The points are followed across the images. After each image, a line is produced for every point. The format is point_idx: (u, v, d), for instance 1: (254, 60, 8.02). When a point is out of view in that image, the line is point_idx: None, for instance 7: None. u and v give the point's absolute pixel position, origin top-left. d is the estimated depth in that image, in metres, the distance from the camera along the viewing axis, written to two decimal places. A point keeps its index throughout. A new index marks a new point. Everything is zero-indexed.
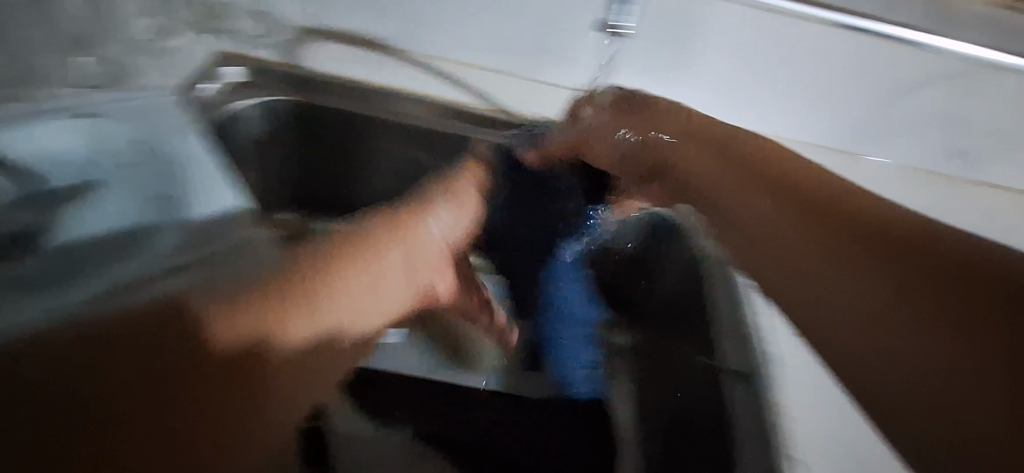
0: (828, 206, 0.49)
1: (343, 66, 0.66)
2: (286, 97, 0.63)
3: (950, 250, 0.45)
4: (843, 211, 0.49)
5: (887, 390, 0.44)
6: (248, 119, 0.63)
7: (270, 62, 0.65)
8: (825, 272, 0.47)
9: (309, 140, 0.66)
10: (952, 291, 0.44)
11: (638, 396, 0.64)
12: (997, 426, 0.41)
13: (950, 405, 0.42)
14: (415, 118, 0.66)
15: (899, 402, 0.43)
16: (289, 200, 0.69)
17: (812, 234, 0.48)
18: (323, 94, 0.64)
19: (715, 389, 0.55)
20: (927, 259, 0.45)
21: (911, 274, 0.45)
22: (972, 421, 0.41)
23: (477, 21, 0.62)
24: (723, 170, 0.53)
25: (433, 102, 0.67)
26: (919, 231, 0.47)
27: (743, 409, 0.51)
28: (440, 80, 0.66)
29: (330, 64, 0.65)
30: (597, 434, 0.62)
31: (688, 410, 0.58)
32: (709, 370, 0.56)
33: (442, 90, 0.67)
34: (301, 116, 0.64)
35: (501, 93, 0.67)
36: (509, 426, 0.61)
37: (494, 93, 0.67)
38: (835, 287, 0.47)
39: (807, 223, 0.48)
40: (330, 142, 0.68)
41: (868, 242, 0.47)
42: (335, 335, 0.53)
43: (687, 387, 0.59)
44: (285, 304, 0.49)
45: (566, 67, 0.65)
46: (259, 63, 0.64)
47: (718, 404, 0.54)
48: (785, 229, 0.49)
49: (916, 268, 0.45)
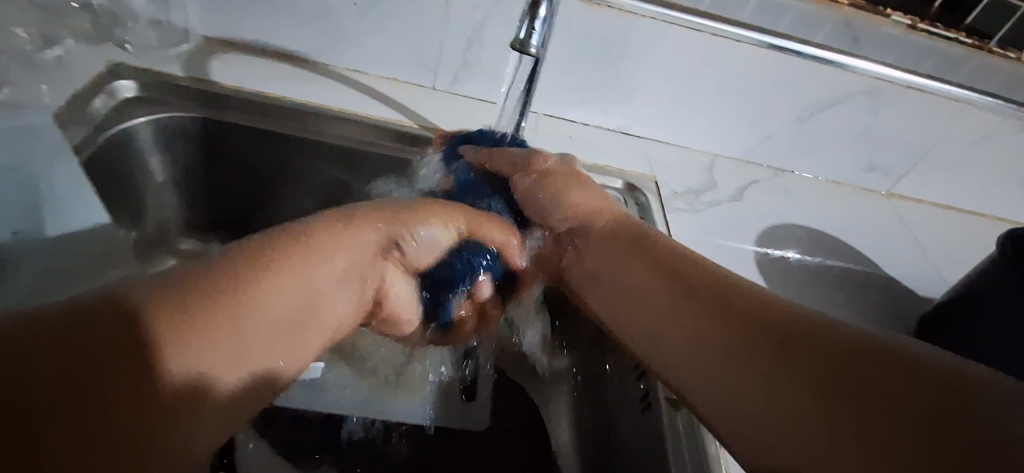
0: (685, 258, 0.45)
1: (252, 78, 0.61)
2: (188, 113, 0.57)
3: (809, 323, 0.36)
4: (682, 263, 0.45)
5: (730, 391, 0.37)
6: (143, 138, 0.56)
7: (170, 74, 0.59)
8: (677, 322, 0.42)
9: (214, 161, 0.60)
10: (774, 341, 0.36)
11: (571, 404, 0.62)
12: (817, 446, 0.32)
13: (775, 413, 0.34)
14: (329, 138, 0.60)
15: (754, 412, 0.35)
16: (208, 226, 0.65)
17: (648, 275, 0.46)
18: (228, 110, 0.58)
19: (623, 408, 0.54)
20: (787, 334, 0.36)
21: (752, 322, 0.38)
22: (786, 425, 0.34)
23: (399, 36, 0.62)
24: (612, 244, 0.49)
25: (405, 122, 0.63)
26: (797, 315, 0.37)
27: (641, 429, 0.51)
28: (361, 94, 0.63)
29: (238, 76, 0.61)
30: (531, 445, 0.59)
31: (610, 418, 0.56)
32: (625, 391, 0.54)
33: (362, 106, 0.62)
34: (207, 134, 0.58)
35: (436, 111, 0.65)
36: (430, 450, 0.57)
37: (434, 112, 0.65)
38: (676, 331, 0.42)
39: (656, 277, 0.45)
40: (285, 169, 0.61)
41: (729, 304, 0.40)
42: (234, 368, 0.33)
43: (606, 393, 0.57)
44: (190, 311, 0.31)
45: (483, 83, 0.65)
46: (157, 76, 0.58)
47: (625, 425, 0.54)
48: (665, 312, 0.43)
49: (782, 343, 0.36)
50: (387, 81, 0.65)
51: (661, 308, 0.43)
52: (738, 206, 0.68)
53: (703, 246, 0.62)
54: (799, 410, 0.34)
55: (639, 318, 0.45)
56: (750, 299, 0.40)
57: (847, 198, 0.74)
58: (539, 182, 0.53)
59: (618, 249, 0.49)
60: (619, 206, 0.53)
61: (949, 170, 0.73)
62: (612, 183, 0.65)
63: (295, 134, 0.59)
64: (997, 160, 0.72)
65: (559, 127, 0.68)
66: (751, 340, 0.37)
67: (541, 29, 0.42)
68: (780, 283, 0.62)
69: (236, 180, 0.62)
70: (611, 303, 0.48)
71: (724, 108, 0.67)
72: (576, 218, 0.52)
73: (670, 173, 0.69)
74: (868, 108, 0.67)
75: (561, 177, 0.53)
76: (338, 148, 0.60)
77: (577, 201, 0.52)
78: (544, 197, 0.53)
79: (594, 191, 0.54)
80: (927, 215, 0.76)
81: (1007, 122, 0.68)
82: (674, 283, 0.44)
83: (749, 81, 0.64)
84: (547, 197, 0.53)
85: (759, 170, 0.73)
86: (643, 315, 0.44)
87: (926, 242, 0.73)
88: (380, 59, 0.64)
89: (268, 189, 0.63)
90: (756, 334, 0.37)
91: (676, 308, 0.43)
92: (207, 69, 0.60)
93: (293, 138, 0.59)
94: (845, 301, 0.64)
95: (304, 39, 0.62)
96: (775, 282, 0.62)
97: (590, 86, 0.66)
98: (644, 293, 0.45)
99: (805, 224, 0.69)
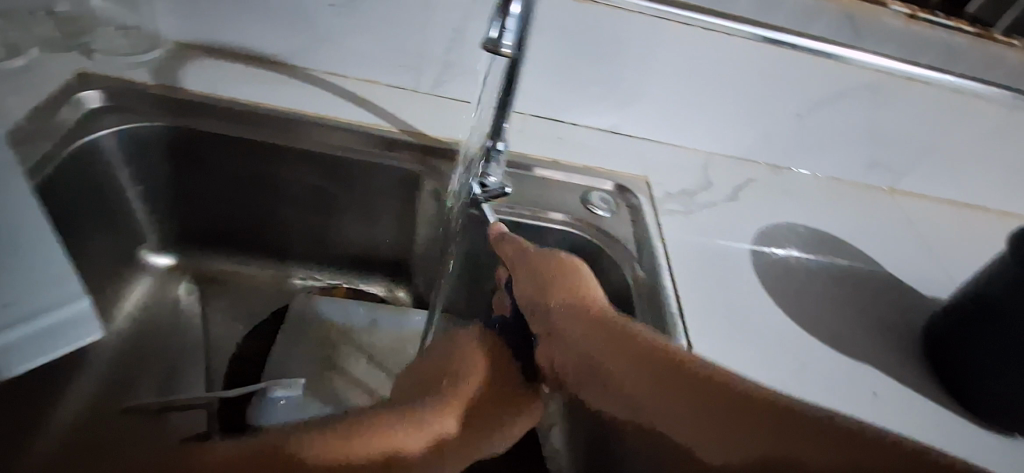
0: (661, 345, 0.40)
1: (227, 84, 0.59)
2: (156, 122, 0.55)
3: (798, 416, 0.32)
4: (662, 348, 0.40)
5: None
6: (109, 150, 0.54)
7: (141, 82, 0.57)
8: (666, 411, 0.37)
9: (189, 172, 0.58)
10: (760, 422, 0.33)
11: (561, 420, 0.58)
12: None
13: None
14: (306, 144, 0.57)
15: None
16: (183, 238, 0.63)
17: (624, 359, 0.40)
18: (200, 117, 0.56)
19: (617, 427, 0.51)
20: (775, 421, 0.32)
21: (730, 403, 0.35)
22: None
23: (378, 36, 0.59)
24: (578, 322, 0.44)
25: (384, 124, 0.60)
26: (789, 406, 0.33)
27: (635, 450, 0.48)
28: (340, 98, 0.61)
29: (211, 82, 0.59)
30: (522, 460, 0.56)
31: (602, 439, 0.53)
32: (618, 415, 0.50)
33: (340, 110, 0.60)
34: (177, 143, 0.56)
35: (417, 113, 0.63)
36: None
37: (415, 113, 0.62)
38: (658, 418, 0.38)
39: (630, 360, 0.40)
40: (259, 177, 0.59)
41: (706, 390, 0.36)
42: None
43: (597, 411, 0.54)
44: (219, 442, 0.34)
45: (465, 84, 0.63)
46: (128, 84, 0.57)
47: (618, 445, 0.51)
48: (652, 400, 0.38)
49: (774, 433, 0.32)
50: (367, 83, 0.63)
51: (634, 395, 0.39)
52: (734, 207, 0.65)
53: (697, 248, 0.59)
54: None
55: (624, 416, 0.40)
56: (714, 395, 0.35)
57: (848, 197, 0.71)
58: (524, 271, 0.48)
59: (585, 326, 0.43)
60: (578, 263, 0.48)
61: (954, 164, 0.70)
62: (601, 185, 0.62)
63: (270, 141, 0.57)
64: (1005, 151, 0.69)
65: (547, 128, 0.66)
66: (738, 422, 0.34)
67: (513, 28, 0.40)
68: (778, 286, 0.59)
69: (213, 191, 0.60)
70: (592, 391, 0.41)
71: (717, 105, 0.65)
72: (535, 290, 0.47)
73: (662, 174, 0.66)
74: (868, 102, 0.64)
75: (531, 258, 0.49)
76: (314, 155, 0.57)
77: (529, 271, 0.48)
78: (518, 280, 0.49)
79: (577, 281, 0.46)
80: (931, 211, 0.73)
81: (1013, 112, 0.65)
82: (659, 375, 0.38)
83: (741, 77, 0.62)
84: (529, 285, 0.48)
85: (757, 168, 0.71)
86: (628, 410, 0.39)
87: (931, 239, 0.70)
88: (358, 63, 0.62)
89: (247, 199, 0.61)
90: (738, 418, 0.34)
91: (639, 383, 0.39)
92: (178, 74, 0.58)
93: (267, 145, 0.57)
94: (848, 303, 0.61)
95: (280, 42, 0.60)
96: (771, 285, 0.59)
97: (576, 86, 0.63)
98: (621, 376, 0.40)
99: (806, 224, 0.66)
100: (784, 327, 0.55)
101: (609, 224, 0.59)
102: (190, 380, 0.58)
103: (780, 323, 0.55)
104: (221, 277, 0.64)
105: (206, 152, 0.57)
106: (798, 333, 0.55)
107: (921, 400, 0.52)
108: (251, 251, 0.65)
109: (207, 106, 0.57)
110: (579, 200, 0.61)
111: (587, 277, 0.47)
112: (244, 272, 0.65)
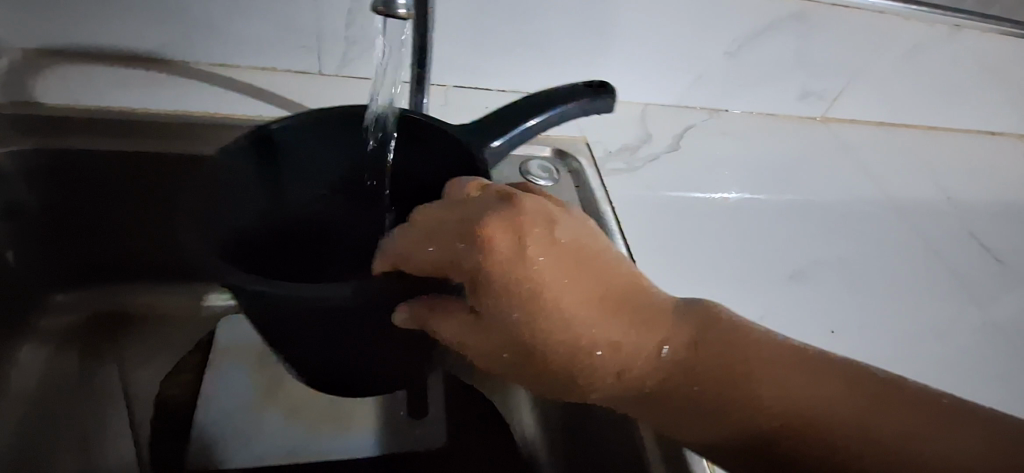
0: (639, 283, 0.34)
1: (89, 91, 0.51)
2: (15, 146, 0.48)
3: (716, 381, 0.34)
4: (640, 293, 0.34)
5: (662, 409, 0.35)
6: None
7: None
8: (695, 394, 0.34)
9: (59, 198, 0.51)
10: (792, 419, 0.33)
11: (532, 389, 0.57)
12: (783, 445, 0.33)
13: (655, 398, 0.35)
14: (195, 148, 0.51)
15: (665, 408, 0.35)
16: (67, 272, 0.56)
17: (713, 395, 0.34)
18: (70, 132, 0.49)
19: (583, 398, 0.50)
20: (707, 376, 0.34)
21: (703, 363, 0.34)
22: (706, 417, 0.34)
23: (265, 15, 0.53)
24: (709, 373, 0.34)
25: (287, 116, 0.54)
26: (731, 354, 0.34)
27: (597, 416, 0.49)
28: (237, 93, 0.54)
29: (72, 92, 0.51)
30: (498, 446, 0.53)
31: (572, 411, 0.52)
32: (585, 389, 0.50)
33: (237, 106, 0.54)
34: (37, 167, 0.49)
35: (329, 98, 0.56)
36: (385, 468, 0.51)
37: (326, 99, 0.56)
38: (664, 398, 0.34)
39: (712, 391, 0.34)
40: (145, 193, 0.52)
41: (718, 361, 0.34)
42: None
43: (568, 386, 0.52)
44: None
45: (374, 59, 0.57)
46: None
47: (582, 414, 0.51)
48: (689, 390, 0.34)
49: (729, 397, 0.33)
50: (264, 71, 0.56)
51: (550, 279, 0.31)
52: (676, 157, 0.63)
53: (640, 207, 0.60)
54: (741, 411, 0.33)
55: (693, 422, 0.35)
56: (750, 382, 0.33)
57: (785, 129, 0.70)
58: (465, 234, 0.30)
59: (746, 353, 0.34)
60: (423, 216, 0.33)
61: (882, 83, 0.69)
62: (540, 151, 0.59)
63: (148, 148, 0.50)
64: (930, 71, 0.69)
65: (475, 98, 0.61)
66: (686, 402, 0.34)
67: None
68: (716, 235, 0.61)
69: (99, 213, 0.53)
70: (770, 397, 0.33)
71: (646, 55, 0.62)
72: (445, 264, 0.31)
73: (599, 131, 0.64)
74: (795, 33, 0.62)
75: (535, 223, 0.31)
76: (183, 158, 0.51)
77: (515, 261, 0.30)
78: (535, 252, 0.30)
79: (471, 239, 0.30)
80: (867, 135, 0.73)
81: (934, 28, 0.65)
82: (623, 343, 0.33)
83: (671, 17, 0.59)
84: (471, 250, 0.30)
85: (692, 114, 0.68)
86: (716, 422, 0.34)
87: (868, 162, 0.70)
88: (249, 50, 0.55)
89: (121, 216, 0.54)
90: (711, 396, 0.34)
91: (707, 388, 0.34)
92: (31, 87, 0.50)
93: (146, 157, 0.50)
94: (780, 243, 0.63)
95: (152, 35, 0.53)
96: (702, 238, 0.61)
97: (499, 46, 0.59)
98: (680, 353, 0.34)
99: (748, 161, 0.65)
100: (718, 267, 0.59)
101: (554, 192, 0.56)
102: (111, 431, 0.51)
103: (712, 258, 0.60)
104: (129, 309, 0.58)
105: (74, 173, 0.50)
106: (733, 279, 0.59)
107: (834, 312, 0.61)
108: (139, 276, 0.58)
109: (70, 118, 0.50)
110: (518, 171, 0.57)
111: (480, 201, 0.32)
112: (159, 301, 0.59)
